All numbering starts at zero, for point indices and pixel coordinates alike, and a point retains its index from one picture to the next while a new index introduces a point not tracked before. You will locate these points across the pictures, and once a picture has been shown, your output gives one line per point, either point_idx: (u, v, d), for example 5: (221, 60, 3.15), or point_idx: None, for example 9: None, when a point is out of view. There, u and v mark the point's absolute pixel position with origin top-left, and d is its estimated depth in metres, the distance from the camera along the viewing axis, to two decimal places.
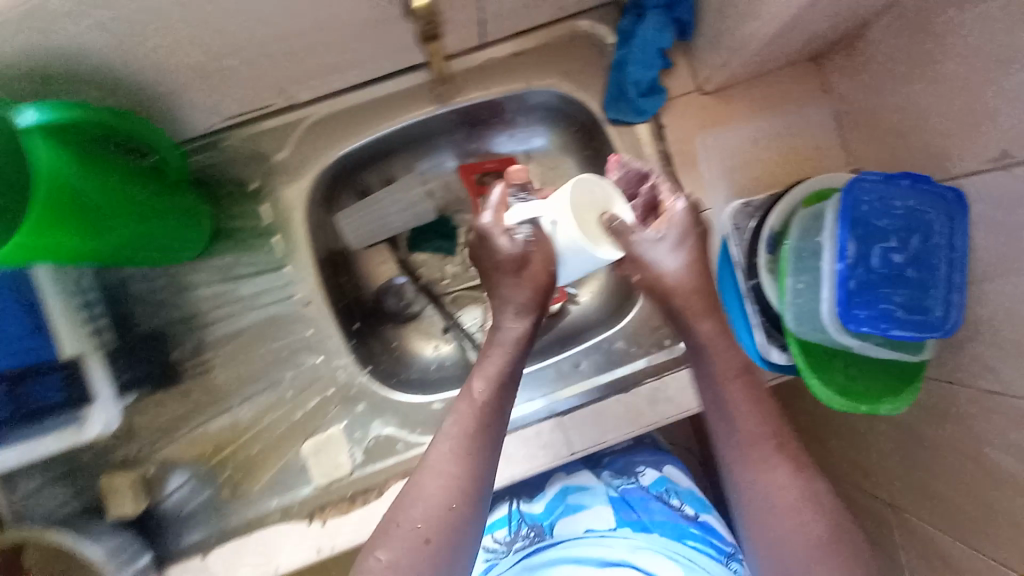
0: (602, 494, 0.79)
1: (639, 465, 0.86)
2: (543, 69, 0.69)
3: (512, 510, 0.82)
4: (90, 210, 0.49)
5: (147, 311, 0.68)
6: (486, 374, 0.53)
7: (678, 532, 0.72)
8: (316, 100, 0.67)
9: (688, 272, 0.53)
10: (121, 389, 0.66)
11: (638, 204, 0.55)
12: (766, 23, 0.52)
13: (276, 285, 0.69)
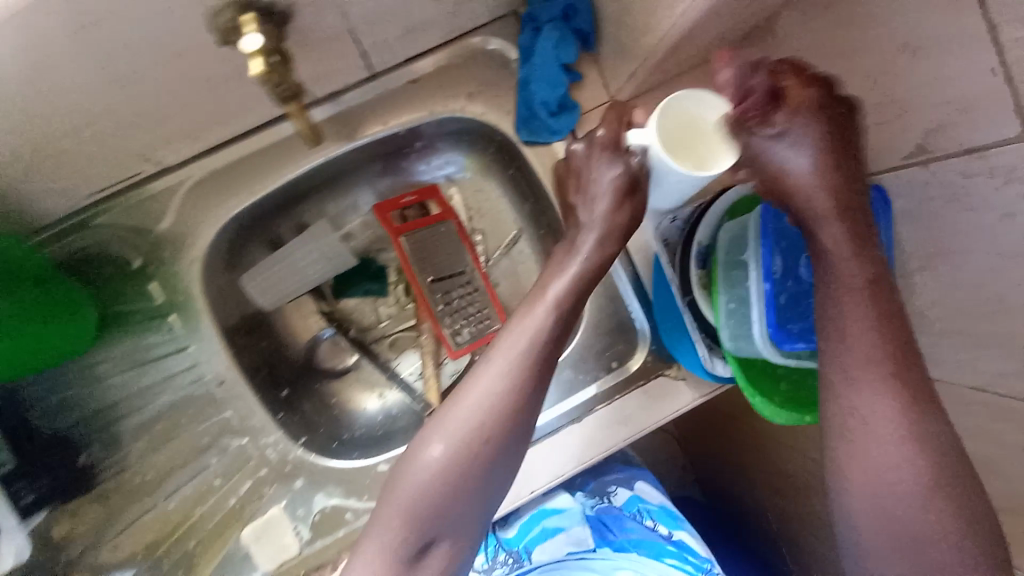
0: (577, 513, 0.75)
1: (610, 485, 0.80)
2: (444, 94, 0.64)
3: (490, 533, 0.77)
4: None
5: (46, 415, 0.61)
6: (537, 330, 0.52)
7: (656, 551, 0.71)
8: (192, 159, 0.60)
9: (822, 167, 0.46)
10: (25, 512, 0.58)
11: (755, 99, 0.46)
12: (661, 29, 0.48)
13: (184, 366, 0.63)
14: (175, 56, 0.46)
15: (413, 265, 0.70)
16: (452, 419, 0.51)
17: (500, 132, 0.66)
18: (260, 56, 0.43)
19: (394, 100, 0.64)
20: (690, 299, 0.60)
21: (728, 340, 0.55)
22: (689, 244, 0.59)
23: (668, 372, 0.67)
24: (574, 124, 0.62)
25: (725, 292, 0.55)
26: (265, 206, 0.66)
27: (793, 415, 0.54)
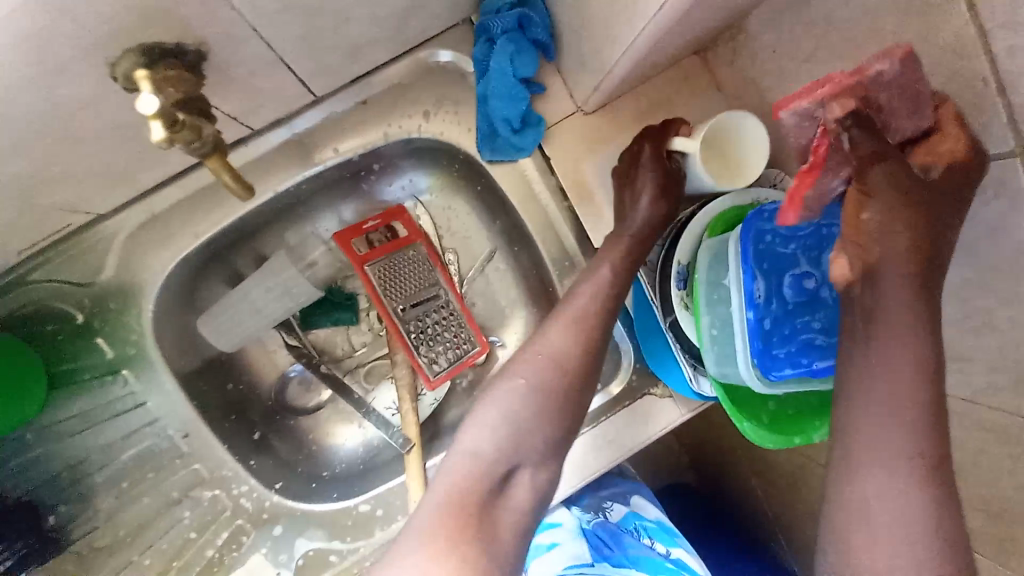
0: (573, 526, 0.74)
1: (606, 500, 0.80)
2: (398, 114, 0.61)
3: None
4: None
5: (7, 479, 0.58)
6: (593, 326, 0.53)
7: (655, 567, 0.68)
8: (132, 202, 0.56)
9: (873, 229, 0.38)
10: None
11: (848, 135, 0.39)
12: (626, 38, 0.44)
13: (148, 418, 0.61)
14: (87, 99, 0.42)
15: (381, 294, 0.65)
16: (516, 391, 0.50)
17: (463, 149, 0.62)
18: (160, 120, 0.39)
19: (345, 122, 0.60)
20: (671, 319, 0.57)
21: (712, 365, 0.52)
22: (668, 263, 0.57)
23: (653, 391, 0.65)
24: (540, 139, 0.58)
25: (707, 315, 0.52)
26: (219, 242, 0.62)
27: (778, 438, 0.52)
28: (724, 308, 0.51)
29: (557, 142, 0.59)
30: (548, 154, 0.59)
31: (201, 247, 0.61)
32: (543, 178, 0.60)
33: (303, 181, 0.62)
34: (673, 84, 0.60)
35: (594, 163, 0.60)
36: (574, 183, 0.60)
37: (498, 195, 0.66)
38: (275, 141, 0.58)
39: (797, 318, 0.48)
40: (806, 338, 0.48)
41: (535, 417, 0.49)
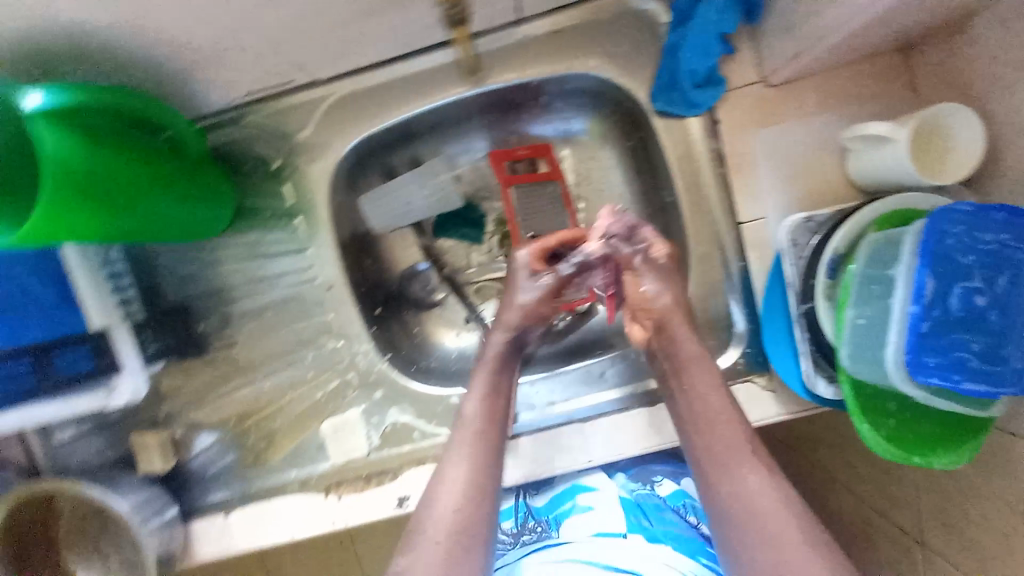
0: (613, 493, 0.77)
1: (656, 474, 0.81)
2: (584, 49, 0.63)
3: (518, 502, 0.81)
4: (103, 180, 0.46)
5: (177, 283, 0.69)
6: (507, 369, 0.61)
7: (692, 548, 0.69)
8: (342, 76, 0.64)
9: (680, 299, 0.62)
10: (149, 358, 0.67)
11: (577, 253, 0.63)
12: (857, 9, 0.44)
13: (299, 267, 0.70)
14: None
15: (516, 218, 0.69)
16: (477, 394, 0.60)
17: (631, 100, 0.64)
18: None
19: (535, 50, 0.63)
20: (806, 308, 0.58)
21: (847, 358, 0.53)
22: (821, 248, 0.56)
23: (755, 380, 0.65)
24: (714, 101, 0.59)
25: (854, 307, 0.52)
26: (392, 134, 0.69)
27: (898, 452, 0.51)
28: (875, 303, 0.51)
29: (731, 107, 0.60)
30: (718, 118, 0.60)
31: (376, 134, 0.68)
32: (706, 141, 0.61)
33: (477, 95, 0.67)
34: (864, 77, 0.59)
35: (760, 137, 0.60)
36: (735, 151, 0.60)
37: (650, 150, 0.68)
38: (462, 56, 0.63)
39: (956, 333, 0.46)
40: (960, 355, 0.46)
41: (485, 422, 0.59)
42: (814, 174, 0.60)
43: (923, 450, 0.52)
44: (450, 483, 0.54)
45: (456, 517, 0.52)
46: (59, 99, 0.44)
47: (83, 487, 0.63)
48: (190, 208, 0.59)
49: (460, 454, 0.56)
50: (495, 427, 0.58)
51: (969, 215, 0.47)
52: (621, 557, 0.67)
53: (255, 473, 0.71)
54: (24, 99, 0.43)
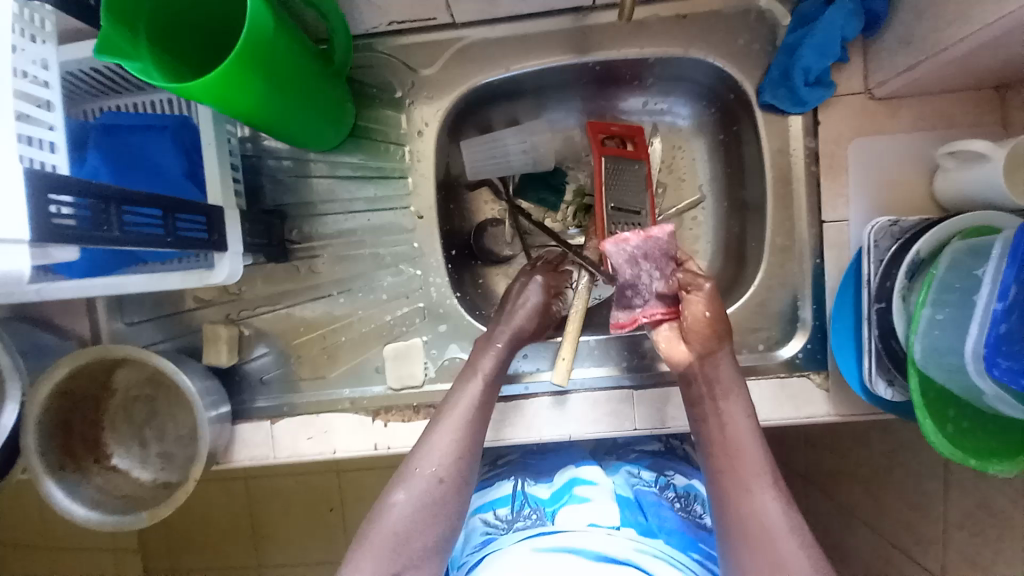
0: (609, 489, 0.72)
1: (668, 468, 0.79)
2: (701, 38, 0.67)
3: (516, 490, 0.76)
4: (269, 56, 0.50)
5: (278, 189, 0.73)
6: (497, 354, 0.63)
7: (684, 543, 0.66)
8: (474, 24, 0.69)
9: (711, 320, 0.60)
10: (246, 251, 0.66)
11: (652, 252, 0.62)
12: (972, 32, 0.48)
13: (394, 194, 0.73)
14: None
15: (605, 185, 0.70)
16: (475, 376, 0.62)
17: (737, 93, 0.69)
18: None
19: (659, 31, 0.68)
20: (879, 306, 0.60)
21: (919, 352, 0.55)
22: (902, 254, 0.58)
23: (810, 376, 0.67)
24: (819, 103, 0.64)
25: (932, 306, 0.54)
26: (503, 88, 0.74)
27: (957, 452, 0.53)
28: (954, 303, 0.53)
29: (832, 111, 0.64)
30: (819, 121, 0.65)
31: (489, 84, 0.72)
32: (802, 139, 0.66)
33: (591, 64, 0.71)
34: (962, 104, 0.62)
35: (855, 144, 0.64)
36: (829, 153, 0.64)
37: (740, 145, 0.72)
38: (584, 25, 0.68)
39: None
40: None
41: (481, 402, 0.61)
42: (901, 186, 0.63)
43: (983, 456, 0.53)
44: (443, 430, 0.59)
45: (447, 468, 0.57)
46: None
47: (153, 357, 0.63)
48: (317, 119, 0.63)
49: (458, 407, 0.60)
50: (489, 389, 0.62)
51: None
52: (612, 545, 0.61)
53: (304, 387, 0.74)
54: None
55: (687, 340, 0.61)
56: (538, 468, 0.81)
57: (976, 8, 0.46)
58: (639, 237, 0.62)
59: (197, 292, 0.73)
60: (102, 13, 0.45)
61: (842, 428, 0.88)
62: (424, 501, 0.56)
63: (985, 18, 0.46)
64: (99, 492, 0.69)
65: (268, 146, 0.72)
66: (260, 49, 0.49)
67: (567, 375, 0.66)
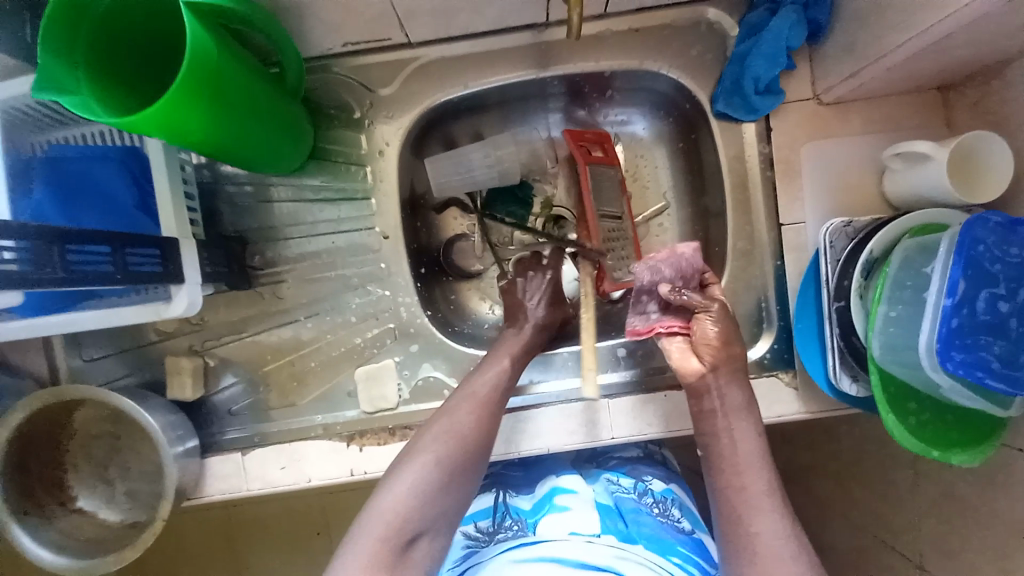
0: (589, 497, 0.73)
1: (645, 474, 0.79)
2: (654, 49, 0.68)
3: (499, 502, 0.77)
4: (217, 85, 0.50)
5: (238, 215, 0.71)
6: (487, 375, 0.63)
7: (664, 547, 0.66)
8: (431, 43, 0.69)
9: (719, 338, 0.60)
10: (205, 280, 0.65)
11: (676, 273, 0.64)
12: (905, 41, 0.50)
13: (358, 215, 0.72)
14: None
15: (590, 196, 0.69)
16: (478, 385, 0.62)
17: (693, 101, 0.70)
18: None
19: (613, 44, 0.69)
20: (839, 305, 0.61)
21: (878, 348, 0.56)
22: (856, 253, 0.60)
23: (779, 376, 0.68)
24: (771, 109, 0.66)
25: (886, 303, 0.56)
26: (464, 104, 0.74)
27: (919, 445, 0.54)
28: (907, 300, 0.54)
29: (784, 117, 0.66)
30: (772, 126, 0.66)
31: (449, 101, 0.72)
32: (757, 145, 0.67)
33: (549, 78, 0.71)
34: (906, 106, 0.65)
35: (807, 147, 0.66)
36: (783, 157, 0.66)
37: (699, 152, 0.73)
38: (540, 40, 0.69)
39: (980, 334, 0.49)
40: (982, 355, 0.49)
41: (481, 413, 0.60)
42: (853, 187, 0.65)
43: (943, 445, 0.55)
44: (458, 416, 0.59)
45: (454, 456, 0.57)
46: None
47: (111, 395, 0.61)
48: (274, 143, 0.62)
49: (469, 398, 0.61)
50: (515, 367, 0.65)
51: (1006, 224, 0.50)
52: (592, 553, 0.61)
53: (276, 415, 0.73)
54: None
55: (698, 354, 0.60)
56: (521, 482, 0.81)
57: (907, 18, 0.48)
58: (666, 252, 0.64)
59: (159, 324, 0.71)
60: (40, 45, 0.44)
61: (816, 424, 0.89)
62: (430, 481, 0.55)
63: (917, 27, 0.48)
64: (63, 536, 0.66)
65: (226, 171, 0.70)
66: (205, 78, 0.48)
67: (596, 386, 0.68)
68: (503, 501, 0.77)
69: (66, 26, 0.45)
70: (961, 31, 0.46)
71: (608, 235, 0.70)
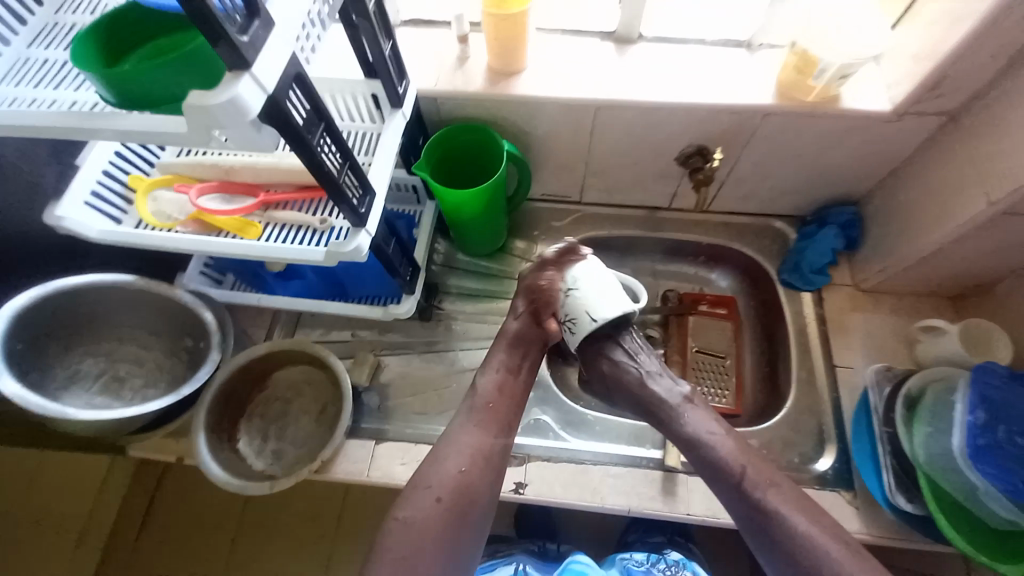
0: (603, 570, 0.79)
1: (667, 547, 0.89)
2: (738, 237, 1.04)
3: (518, 570, 0.81)
4: (496, 194, 0.88)
5: (439, 273, 1.04)
6: (492, 370, 0.78)
7: None
8: (591, 204, 1.09)
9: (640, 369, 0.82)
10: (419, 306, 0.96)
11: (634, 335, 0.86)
12: (924, 247, 0.80)
13: (518, 291, 1.03)
14: (640, 162, 0.96)
15: (688, 335, 0.99)
16: (488, 383, 0.77)
17: (764, 272, 1.01)
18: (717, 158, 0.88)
19: (710, 228, 1.05)
20: (888, 430, 0.76)
21: (924, 457, 0.71)
22: (896, 393, 0.77)
23: (840, 492, 0.79)
24: (822, 285, 0.95)
25: (925, 423, 0.72)
26: (600, 243, 1.09)
27: (971, 548, 0.65)
28: (942, 424, 0.71)
29: (832, 294, 0.94)
30: (824, 297, 0.94)
31: (593, 238, 1.08)
32: (814, 307, 0.94)
33: (662, 239, 1.07)
34: (925, 305, 0.92)
35: (852, 317, 0.92)
36: (834, 319, 0.92)
37: (768, 308, 1.01)
38: (660, 217, 1.07)
39: (1005, 457, 0.65)
40: (1010, 472, 0.64)
41: (494, 404, 0.75)
42: (890, 350, 0.88)
43: (998, 558, 0.66)
44: (444, 470, 0.67)
45: (435, 514, 0.64)
46: (513, 149, 0.86)
47: (330, 356, 0.86)
48: (489, 231, 0.97)
49: (458, 451, 0.69)
50: (507, 402, 0.76)
51: (1010, 378, 0.69)
52: None
53: (411, 419, 0.91)
54: (502, 143, 0.85)
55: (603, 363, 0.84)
56: (540, 563, 0.86)
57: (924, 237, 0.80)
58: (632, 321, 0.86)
59: (356, 330, 0.99)
60: (425, 150, 0.83)
61: None
62: (413, 535, 0.62)
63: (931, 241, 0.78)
64: (227, 463, 0.80)
65: (439, 245, 1.06)
66: (496, 190, 0.87)
67: (677, 460, 0.82)
68: (523, 569, 0.82)
69: (438, 142, 0.86)
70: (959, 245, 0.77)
71: (699, 362, 0.97)
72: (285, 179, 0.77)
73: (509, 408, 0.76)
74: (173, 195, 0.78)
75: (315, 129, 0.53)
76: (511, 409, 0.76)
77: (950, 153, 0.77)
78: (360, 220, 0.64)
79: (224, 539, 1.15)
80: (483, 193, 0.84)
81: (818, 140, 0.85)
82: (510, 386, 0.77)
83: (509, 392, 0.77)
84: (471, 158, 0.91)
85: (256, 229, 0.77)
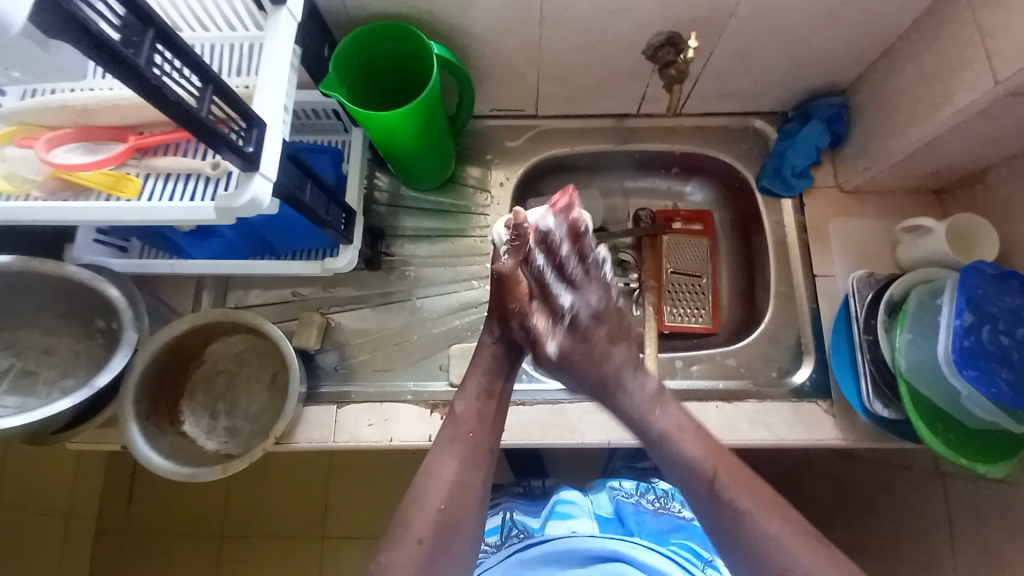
0: (591, 509, 0.81)
1: (654, 476, 0.90)
2: (713, 142, 0.93)
3: (507, 520, 0.83)
4: (433, 114, 0.73)
5: (382, 215, 0.92)
6: (472, 393, 0.65)
7: (663, 531, 0.80)
8: (551, 117, 0.95)
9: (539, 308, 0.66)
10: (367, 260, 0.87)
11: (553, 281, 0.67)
12: (913, 140, 0.72)
13: (477, 226, 0.92)
14: (600, 61, 0.81)
15: (664, 257, 0.91)
16: (465, 413, 0.63)
17: (743, 180, 0.92)
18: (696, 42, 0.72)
19: (684, 134, 0.94)
20: (868, 338, 0.73)
21: (905, 363, 0.68)
22: (879, 298, 0.73)
23: (818, 403, 0.78)
24: (804, 190, 0.87)
25: (907, 329, 0.69)
26: (564, 162, 0.97)
27: (950, 450, 0.65)
28: (925, 329, 0.68)
29: (813, 198, 0.87)
30: (805, 202, 0.87)
31: (555, 157, 0.95)
32: (794, 214, 0.87)
33: (631, 151, 0.95)
34: (910, 201, 0.86)
35: (833, 221, 0.86)
36: (816, 227, 0.86)
37: (747, 218, 0.93)
38: (627, 126, 0.94)
39: (989, 361, 0.62)
40: (991, 374, 0.62)
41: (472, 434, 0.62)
42: (871, 255, 0.84)
43: (974, 459, 0.66)
44: (423, 506, 0.57)
45: (413, 558, 0.54)
46: (445, 51, 0.69)
47: (266, 325, 0.76)
48: (432, 160, 0.83)
49: (433, 486, 0.58)
50: (488, 432, 0.63)
51: (997, 276, 0.65)
52: (596, 544, 0.71)
53: (373, 377, 0.84)
54: (431, 44, 0.68)
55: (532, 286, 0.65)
56: (527, 503, 0.87)
57: (914, 128, 0.71)
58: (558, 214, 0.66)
59: (298, 288, 0.88)
60: (332, 61, 0.67)
61: (838, 477, 0.96)
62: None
63: (921, 132, 0.70)
64: (171, 449, 0.73)
65: (379, 182, 0.93)
66: (431, 108, 0.71)
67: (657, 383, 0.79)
68: (510, 518, 0.83)
69: (350, 53, 0.69)
70: (954, 133, 0.68)
71: (672, 285, 0.91)
72: (158, 117, 0.61)
73: (496, 437, 0.63)
74: (21, 152, 0.60)
75: (140, 44, 0.39)
76: (494, 436, 0.63)
77: (952, 23, 0.65)
78: (250, 163, 0.50)
79: (209, 504, 1.14)
80: (414, 113, 0.69)
81: (806, 18, 0.71)
82: (491, 413, 0.64)
83: (491, 419, 0.63)
84: (399, 67, 0.75)
85: (134, 183, 0.61)
